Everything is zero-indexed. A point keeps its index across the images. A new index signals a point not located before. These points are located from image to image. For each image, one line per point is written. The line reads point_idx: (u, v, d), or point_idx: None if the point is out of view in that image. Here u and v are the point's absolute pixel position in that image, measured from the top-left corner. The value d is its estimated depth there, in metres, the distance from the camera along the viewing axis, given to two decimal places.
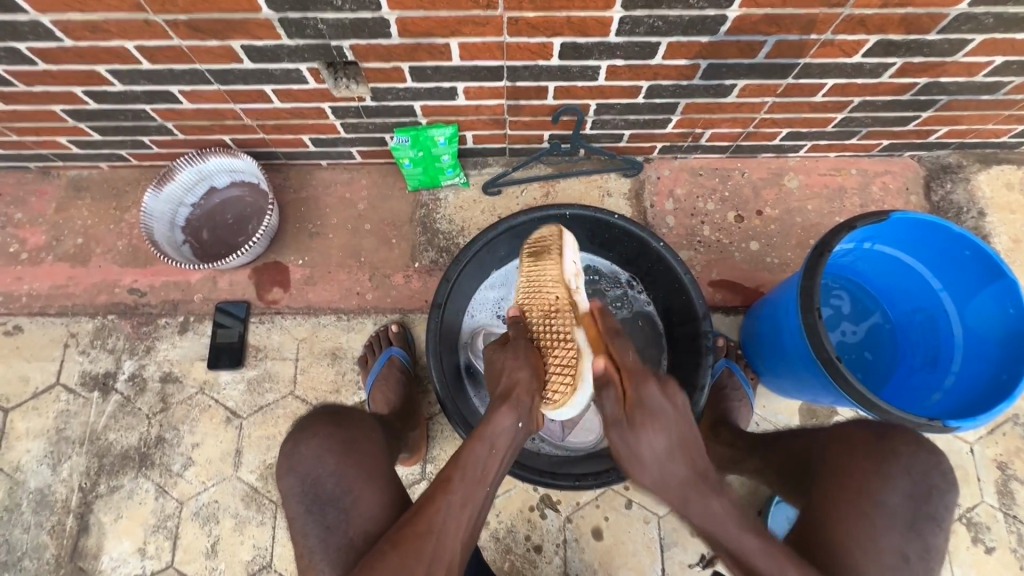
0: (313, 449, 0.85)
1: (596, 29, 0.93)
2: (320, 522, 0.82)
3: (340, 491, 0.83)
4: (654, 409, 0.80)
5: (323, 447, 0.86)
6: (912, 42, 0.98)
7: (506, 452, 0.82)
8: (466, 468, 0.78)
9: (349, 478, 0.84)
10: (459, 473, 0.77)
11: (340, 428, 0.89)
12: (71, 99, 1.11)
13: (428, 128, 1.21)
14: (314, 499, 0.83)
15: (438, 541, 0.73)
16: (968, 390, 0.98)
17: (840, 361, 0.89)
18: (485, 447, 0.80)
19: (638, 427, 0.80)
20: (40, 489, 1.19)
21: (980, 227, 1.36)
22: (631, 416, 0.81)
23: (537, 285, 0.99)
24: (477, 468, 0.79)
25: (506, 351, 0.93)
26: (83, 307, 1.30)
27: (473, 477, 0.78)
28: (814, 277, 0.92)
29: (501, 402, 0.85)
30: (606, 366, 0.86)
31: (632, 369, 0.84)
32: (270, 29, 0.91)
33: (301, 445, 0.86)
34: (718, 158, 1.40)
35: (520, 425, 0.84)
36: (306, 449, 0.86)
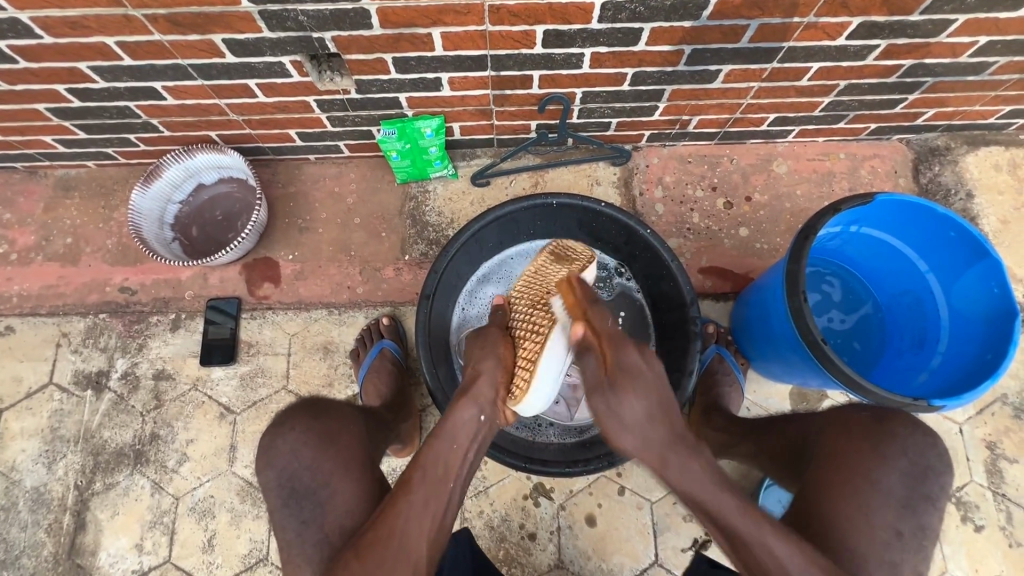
0: (289, 444, 0.86)
1: (578, 16, 0.93)
2: (296, 515, 0.83)
3: (317, 485, 0.84)
4: (633, 370, 0.80)
5: (299, 441, 0.86)
6: (895, 23, 0.98)
7: (469, 449, 0.82)
8: (426, 466, 0.78)
9: (325, 471, 0.85)
10: (421, 472, 0.77)
11: (317, 421, 0.89)
12: (54, 98, 1.11)
13: (414, 120, 1.21)
14: (290, 493, 0.84)
15: (400, 545, 0.72)
16: (955, 369, 0.99)
17: (825, 344, 0.90)
18: (446, 442, 0.80)
19: (616, 390, 0.80)
20: (37, 488, 1.19)
21: (969, 209, 1.36)
22: (611, 377, 0.81)
23: (537, 280, 1.04)
24: (439, 467, 0.78)
25: (476, 343, 0.94)
26: (75, 307, 1.30)
27: (435, 476, 0.78)
28: (800, 261, 0.92)
29: (462, 396, 0.85)
30: (585, 332, 0.88)
31: (611, 334, 0.84)
32: (250, 22, 0.91)
33: (278, 439, 0.86)
34: (707, 145, 1.40)
35: (483, 417, 0.84)
36: (281, 442, 0.86)
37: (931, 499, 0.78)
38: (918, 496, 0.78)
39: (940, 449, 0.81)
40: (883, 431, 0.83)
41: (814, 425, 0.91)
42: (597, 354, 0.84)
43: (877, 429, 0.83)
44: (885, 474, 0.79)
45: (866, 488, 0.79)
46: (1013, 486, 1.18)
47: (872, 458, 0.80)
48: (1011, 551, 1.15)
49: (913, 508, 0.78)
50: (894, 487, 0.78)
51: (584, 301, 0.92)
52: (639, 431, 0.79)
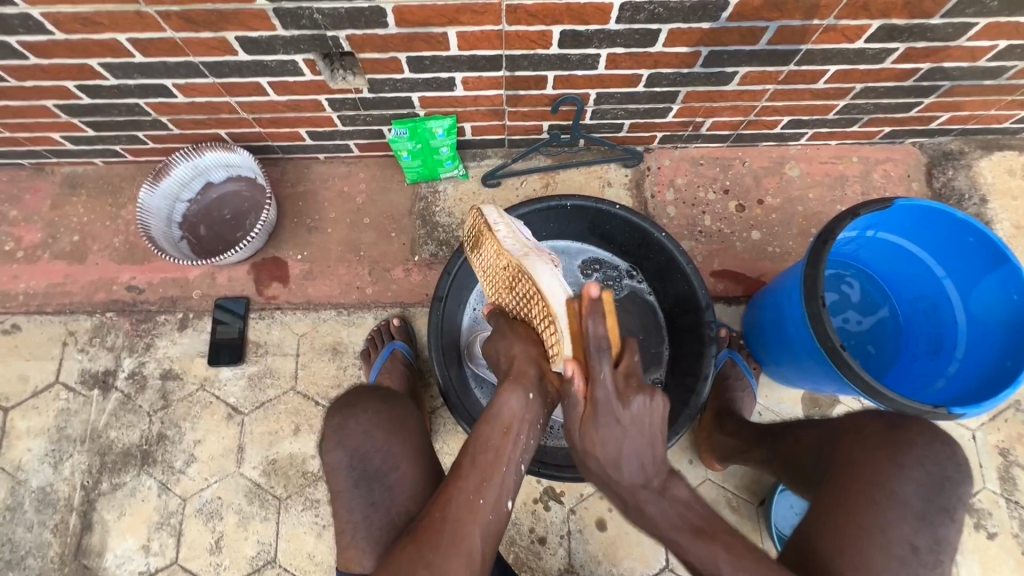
0: (361, 425, 0.85)
1: (595, 17, 0.92)
2: (365, 498, 0.84)
3: (388, 468, 0.85)
4: (636, 413, 0.76)
5: (371, 422, 0.86)
6: (915, 26, 0.97)
7: (522, 432, 0.80)
8: (475, 452, 0.77)
9: (395, 455, 0.86)
10: (470, 456, 0.77)
11: (387, 405, 0.88)
12: (64, 94, 1.10)
13: (426, 120, 1.20)
14: (360, 475, 0.84)
15: (454, 530, 0.73)
16: (973, 376, 0.98)
17: (844, 350, 0.89)
18: (496, 430, 0.78)
19: (598, 429, 0.76)
20: (43, 488, 1.18)
21: (982, 214, 1.36)
22: (594, 419, 0.77)
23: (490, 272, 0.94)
24: (489, 450, 0.77)
25: (496, 341, 0.91)
26: (81, 305, 1.29)
27: (486, 460, 0.77)
28: (818, 266, 0.91)
29: (506, 381, 0.82)
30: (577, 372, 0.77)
31: (606, 378, 0.76)
32: (265, 20, 0.90)
33: (350, 422, 0.85)
34: (719, 147, 1.39)
35: (531, 397, 0.81)
36: (354, 424, 0.85)
37: (948, 511, 0.76)
38: (934, 508, 0.75)
39: (959, 459, 0.78)
40: (902, 438, 0.82)
41: (830, 429, 0.90)
42: (581, 400, 0.78)
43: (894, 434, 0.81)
44: (901, 484, 0.76)
45: (882, 500, 0.76)
46: None
47: (888, 467, 0.78)
48: None
49: (929, 520, 0.75)
50: (914, 501, 0.76)
51: (582, 329, 0.78)
52: (625, 466, 0.76)
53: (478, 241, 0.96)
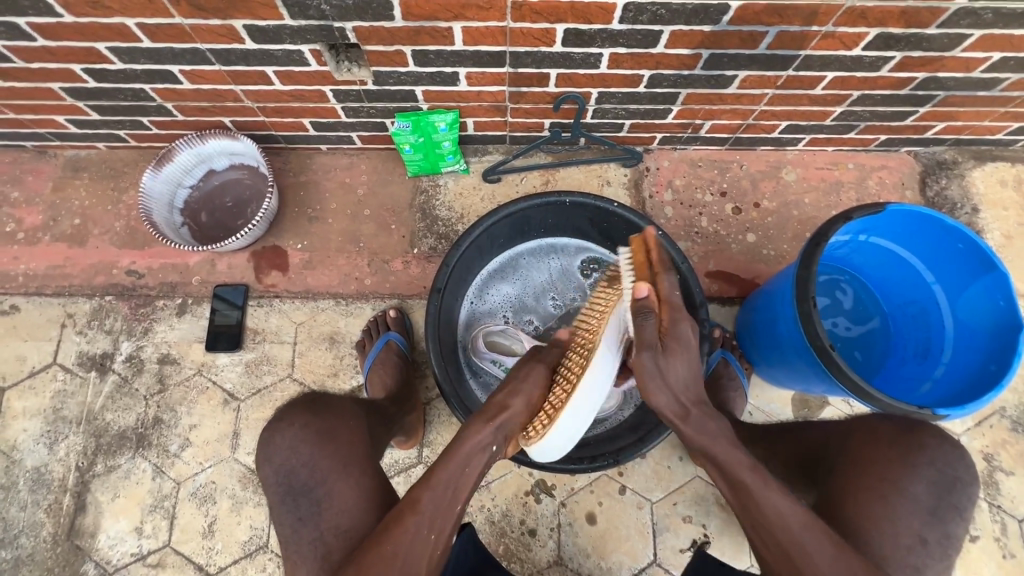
0: (287, 441, 0.85)
1: (598, 16, 0.93)
2: (293, 513, 0.83)
3: (314, 482, 0.84)
4: (684, 340, 0.85)
5: (297, 439, 0.85)
6: (912, 35, 0.99)
7: (477, 471, 0.81)
8: (436, 488, 0.77)
9: (323, 469, 0.84)
10: (428, 494, 0.77)
11: (317, 417, 0.89)
12: (70, 77, 1.11)
13: (429, 114, 1.21)
14: (288, 490, 0.84)
15: (403, 564, 0.72)
16: (959, 380, 1.00)
17: (833, 350, 0.90)
18: (458, 466, 0.79)
19: (666, 355, 0.83)
20: (37, 468, 1.19)
21: (974, 223, 1.38)
22: (665, 343, 0.84)
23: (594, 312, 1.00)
24: (447, 489, 0.78)
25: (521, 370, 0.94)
26: (81, 288, 1.29)
27: (442, 496, 0.77)
28: (810, 268, 0.93)
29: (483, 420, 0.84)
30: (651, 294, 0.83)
31: (675, 304, 0.84)
32: (273, 8, 0.91)
33: (277, 437, 0.86)
34: (717, 150, 1.41)
35: (496, 447, 0.83)
36: (281, 439, 0.86)
37: (957, 508, 0.81)
38: (945, 504, 0.80)
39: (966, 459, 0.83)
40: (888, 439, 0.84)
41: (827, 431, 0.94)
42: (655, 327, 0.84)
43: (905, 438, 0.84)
44: (911, 481, 0.81)
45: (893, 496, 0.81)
46: (1009, 498, 1.19)
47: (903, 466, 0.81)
48: (1005, 562, 1.16)
49: (939, 516, 0.80)
50: None
51: (658, 265, 0.87)
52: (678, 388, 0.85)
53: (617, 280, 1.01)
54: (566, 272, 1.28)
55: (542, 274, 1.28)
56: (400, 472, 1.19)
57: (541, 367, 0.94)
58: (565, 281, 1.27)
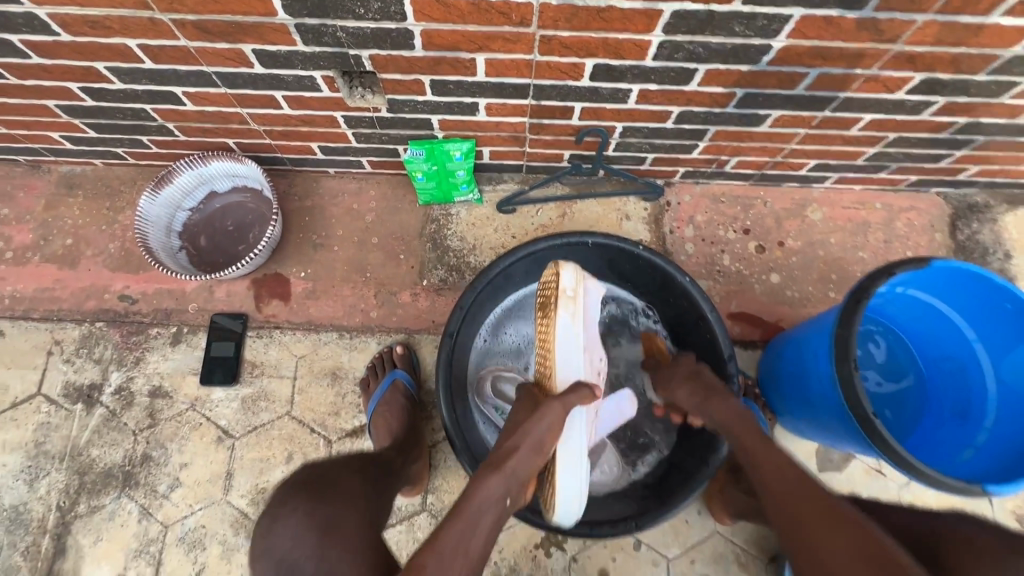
0: (290, 530, 0.71)
1: (632, 52, 0.88)
2: None
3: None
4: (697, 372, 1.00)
5: (301, 527, 0.72)
6: (959, 81, 0.94)
7: (487, 525, 0.74)
8: (444, 552, 0.68)
9: (330, 561, 0.70)
10: (433, 559, 0.67)
11: (323, 504, 0.75)
12: (66, 95, 1.04)
13: (444, 142, 1.15)
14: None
15: None
16: (1003, 448, 0.93)
17: (876, 417, 0.84)
18: (469, 525, 0.72)
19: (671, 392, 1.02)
20: (15, 507, 1.12)
21: (1006, 269, 1.32)
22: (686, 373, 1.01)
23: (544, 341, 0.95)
24: (457, 551, 0.69)
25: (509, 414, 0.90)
26: (70, 313, 1.23)
27: (452, 558, 0.68)
28: (851, 327, 0.87)
29: (492, 470, 0.79)
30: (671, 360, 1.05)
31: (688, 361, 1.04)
32: (285, 35, 0.85)
33: (278, 525, 0.72)
34: (741, 185, 1.35)
35: (508, 502, 0.78)
36: (281, 528, 0.72)
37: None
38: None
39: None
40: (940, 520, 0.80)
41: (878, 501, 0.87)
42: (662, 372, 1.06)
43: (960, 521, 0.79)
44: None
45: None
46: None
47: None
48: None
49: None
50: None
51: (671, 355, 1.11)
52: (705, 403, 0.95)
53: (545, 304, 0.95)
54: None
55: None
56: (402, 520, 1.12)
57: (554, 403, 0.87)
58: None
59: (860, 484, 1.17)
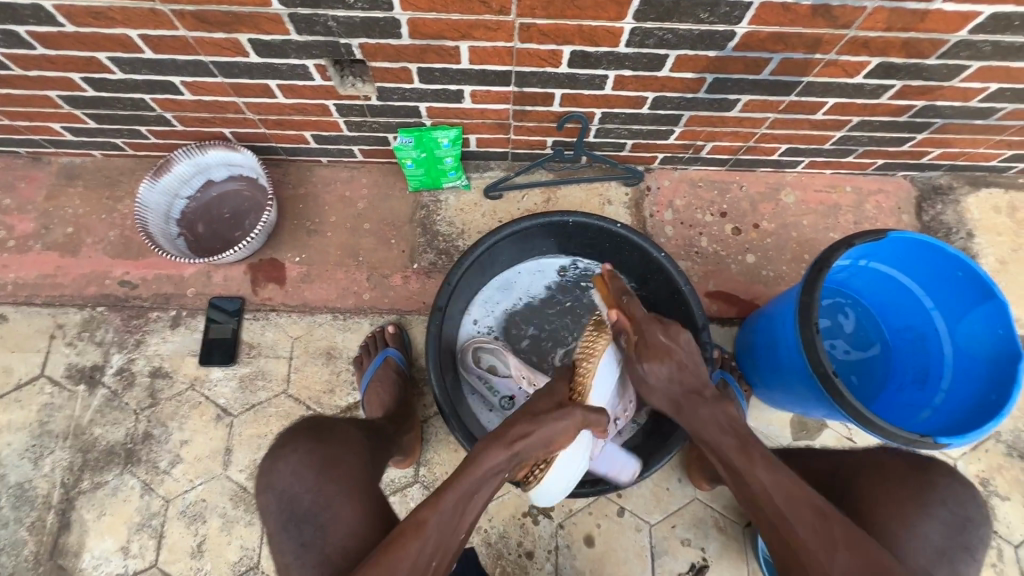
0: (291, 466, 0.83)
1: (606, 39, 0.94)
2: (296, 539, 0.79)
3: (318, 507, 0.81)
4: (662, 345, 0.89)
5: (300, 464, 0.84)
6: (912, 65, 1.01)
7: (488, 491, 0.77)
8: (442, 513, 0.74)
9: (328, 493, 0.82)
10: (435, 518, 0.73)
11: (321, 445, 0.87)
12: (68, 85, 1.09)
13: (432, 129, 1.21)
14: (291, 516, 0.81)
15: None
16: (958, 408, 1.00)
17: (836, 376, 0.90)
18: (466, 493, 0.75)
19: (644, 361, 0.90)
20: (20, 484, 1.15)
21: (969, 248, 1.39)
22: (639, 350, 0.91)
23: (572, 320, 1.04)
24: (454, 513, 0.74)
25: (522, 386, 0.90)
26: (72, 298, 1.27)
27: (449, 520, 0.74)
28: (813, 295, 0.93)
29: (498, 441, 0.78)
30: (620, 317, 0.94)
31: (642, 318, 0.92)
32: (280, 24, 0.91)
33: (280, 463, 0.84)
34: (717, 171, 1.42)
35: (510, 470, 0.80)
36: (284, 466, 0.84)
37: (969, 549, 0.82)
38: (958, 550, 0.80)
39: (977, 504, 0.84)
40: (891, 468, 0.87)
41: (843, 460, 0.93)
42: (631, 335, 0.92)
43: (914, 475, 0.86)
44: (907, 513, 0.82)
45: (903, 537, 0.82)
46: (1006, 523, 1.19)
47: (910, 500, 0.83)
48: None
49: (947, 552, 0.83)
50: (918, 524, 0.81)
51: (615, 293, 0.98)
52: (661, 385, 0.90)
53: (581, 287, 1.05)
54: (565, 290, 1.27)
55: (540, 292, 1.27)
56: (396, 491, 1.17)
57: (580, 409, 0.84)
58: (563, 299, 1.27)
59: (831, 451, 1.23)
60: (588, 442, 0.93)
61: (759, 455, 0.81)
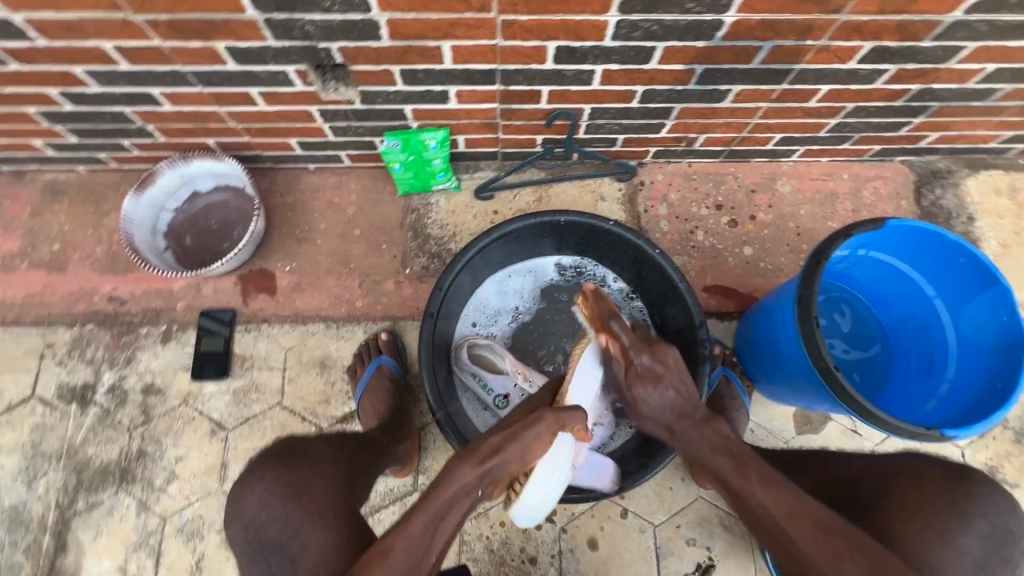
0: (257, 495, 0.83)
1: (591, 34, 0.92)
2: (264, 572, 0.79)
3: (287, 537, 0.79)
4: (656, 371, 0.91)
5: (267, 492, 0.83)
6: (906, 48, 0.98)
7: (456, 511, 0.75)
8: (408, 538, 0.72)
9: (295, 521, 0.80)
10: (403, 542, 0.71)
11: (290, 470, 0.85)
12: (46, 101, 1.07)
13: (419, 132, 1.18)
14: (257, 548, 0.80)
15: None
16: (964, 398, 0.98)
17: (838, 371, 0.88)
18: (432, 516, 0.73)
19: (638, 388, 0.91)
20: (15, 507, 1.14)
21: (970, 232, 1.37)
22: (631, 376, 0.92)
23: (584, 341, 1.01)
24: (422, 538, 0.72)
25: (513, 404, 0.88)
26: (61, 316, 1.25)
27: (416, 545, 0.72)
28: (812, 287, 0.91)
29: (466, 461, 0.75)
30: (609, 341, 0.93)
31: (633, 343, 0.92)
32: (255, 30, 0.88)
33: (247, 492, 0.83)
34: (711, 163, 1.39)
35: (479, 492, 0.77)
36: (251, 494, 0.83)
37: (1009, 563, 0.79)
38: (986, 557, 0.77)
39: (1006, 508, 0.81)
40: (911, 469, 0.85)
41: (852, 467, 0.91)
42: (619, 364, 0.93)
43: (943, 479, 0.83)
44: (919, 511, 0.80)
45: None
46: None
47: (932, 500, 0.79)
48: None
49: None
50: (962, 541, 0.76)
51: (604, 316, 0.96)
52: (654, 413, 0.92)
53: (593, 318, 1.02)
54: (558, 292, 1.25)
55: (533, 295, 1.26)
56: (395, 501, 1.15)
57: (548, 412, 0.82)
58: (557, 301, 1.25)
59: (836, 444, 1.21)
60: (570, 455, 0.83)
61: (756, 473, 0.80)
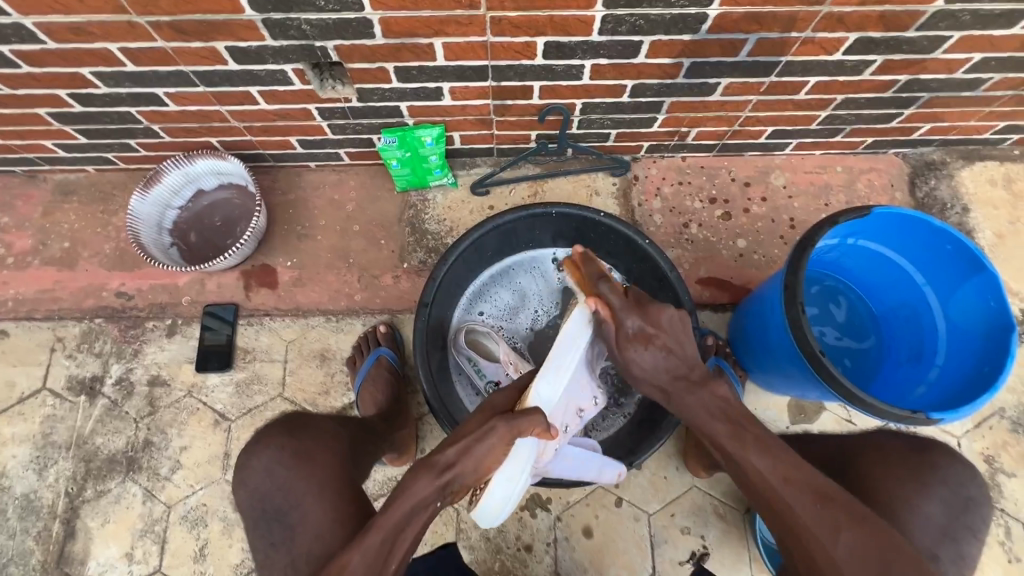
0: (264, 463, 0.87)
1: (578, 28, 0.94)
2: (268, 537, 0.84)
3: (288, 506, 0.84)
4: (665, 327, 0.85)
5: (273, 460, 0.87)
6: (891, 39, 1.00)
7: (415, 525, 0.72)
8: (365, 551, 0.70)
9: (299, 491, 0.84)
10: (357, 557, 0.70)
11: (293, 440, 0.90)
12: (56, 102, 1.11)
13: (415, 129, 1.21)
14: (263, 514, 0.85)
15: None
16: (953, 382, 0.99)
17: (823, 355, 0.90)
18: (389, 533, 0.71)
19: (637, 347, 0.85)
20: (26, 494, 1.18)
21: (964, 223, 1.37)
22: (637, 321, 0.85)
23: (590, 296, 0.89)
24: (379, 551, 0.70)
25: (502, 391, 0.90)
26: (70, 311, 1.29)
27: (374, 558, 0.70)
28: (798, 273, 0.92)
29: (423, 468, 0.73)
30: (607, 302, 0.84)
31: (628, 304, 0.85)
32: (254, 30, 0.92)
33: (255, 460, 0.88)
34: (705, 157, 1.41)
35: (440, 502, 0.74)
36: (257, 464, 0.88)
37: (967, 530, 0.84)
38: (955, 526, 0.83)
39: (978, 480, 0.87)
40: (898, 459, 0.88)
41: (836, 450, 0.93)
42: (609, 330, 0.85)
43: (911, 461, 0.88)
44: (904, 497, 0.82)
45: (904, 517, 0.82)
46: (1013, 501, 1.17)
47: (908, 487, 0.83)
48: (1010, 566, 1.13)
49: (949, 536, 0.85)
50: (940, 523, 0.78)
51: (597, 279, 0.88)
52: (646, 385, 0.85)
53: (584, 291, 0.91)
54: (547, 286, 1.29)
55: (525, 288, 1.29)
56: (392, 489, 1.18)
57: (501, 420, 0.77)
58: (547, 295, 1.28)
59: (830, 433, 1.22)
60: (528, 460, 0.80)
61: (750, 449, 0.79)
